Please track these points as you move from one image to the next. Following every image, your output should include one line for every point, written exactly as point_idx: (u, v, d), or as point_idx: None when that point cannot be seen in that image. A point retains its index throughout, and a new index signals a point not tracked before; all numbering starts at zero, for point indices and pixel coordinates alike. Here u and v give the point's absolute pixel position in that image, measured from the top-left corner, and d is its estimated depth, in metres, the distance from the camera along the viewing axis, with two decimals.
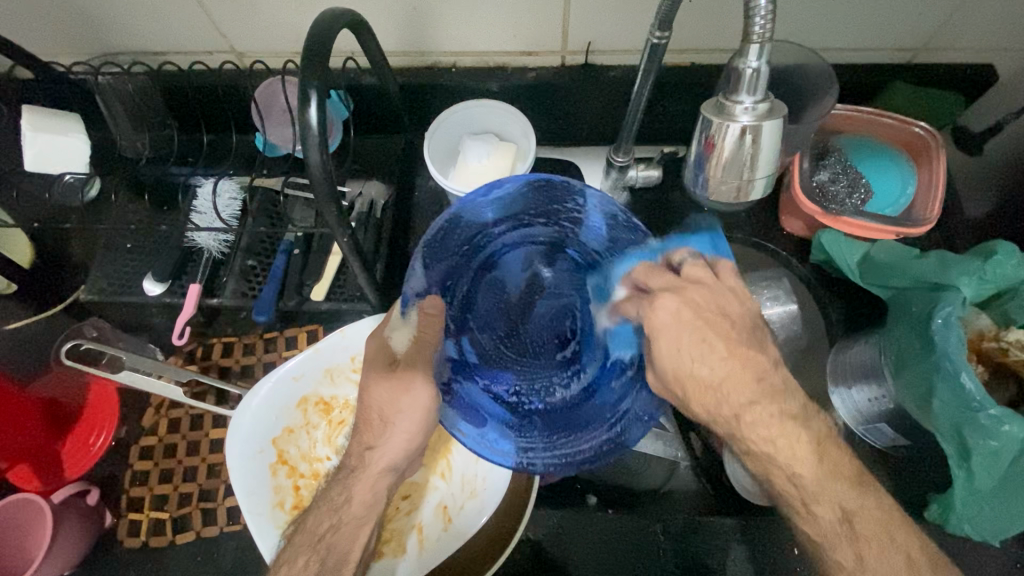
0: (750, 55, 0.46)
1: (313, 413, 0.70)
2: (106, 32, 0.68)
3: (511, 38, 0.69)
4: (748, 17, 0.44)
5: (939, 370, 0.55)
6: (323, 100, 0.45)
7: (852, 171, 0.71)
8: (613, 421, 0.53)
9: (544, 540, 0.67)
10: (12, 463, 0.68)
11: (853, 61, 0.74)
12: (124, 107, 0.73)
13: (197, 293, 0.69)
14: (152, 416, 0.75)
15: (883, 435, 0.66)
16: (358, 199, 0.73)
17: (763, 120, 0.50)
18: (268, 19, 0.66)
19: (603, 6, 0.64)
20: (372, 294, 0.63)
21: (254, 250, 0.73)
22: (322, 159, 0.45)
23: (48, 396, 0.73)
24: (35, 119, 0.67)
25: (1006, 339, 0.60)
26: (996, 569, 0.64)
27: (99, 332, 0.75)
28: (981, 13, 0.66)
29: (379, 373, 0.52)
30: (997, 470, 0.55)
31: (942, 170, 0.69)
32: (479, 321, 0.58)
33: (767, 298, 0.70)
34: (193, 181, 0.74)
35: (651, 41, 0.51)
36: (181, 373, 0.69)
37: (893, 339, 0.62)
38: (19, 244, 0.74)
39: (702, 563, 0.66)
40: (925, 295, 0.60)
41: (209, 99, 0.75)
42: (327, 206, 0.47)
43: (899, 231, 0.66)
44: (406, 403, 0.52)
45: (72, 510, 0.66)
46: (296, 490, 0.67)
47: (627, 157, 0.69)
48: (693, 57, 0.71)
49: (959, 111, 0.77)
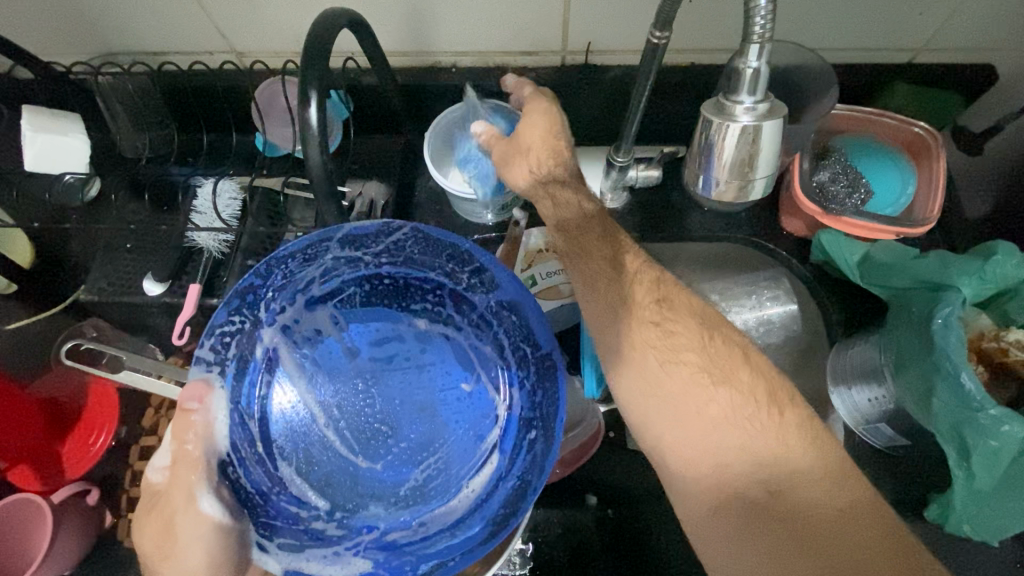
0: (749, 55, 0.46)
1: None
2: (107, 33, 0.69)
3: (512, 38, 0.69)
4: (748, 17, 0.43)
5: (938, 370, 0.55)
6: (323, 100, 0.45)
7: (852, 171, 0.71)
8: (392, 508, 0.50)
9: (545, 538, 0.68)
10: (13, 463, 0.69)
11: (853, 62, 0.73)
12: (124, 106, 0.73)
13: (197, 293, 0.69)
14: (153, 415, 0.76)
15: (882, 435, 0.66)
16: (358, 199, 0.74)
17: (763, 121, 0.50)
18: (267, 18, 0.66)
19: (604, 6, 0.64)
20: None
21: (253, 250, 0.72)
22: (322, 159, 0.45)
23: (47, 396, 0.73)
24: (33, 118, 0.67)
25: (1006, 339, 0.60)
26: (997, 569, 0.64)
27: (98, 332, 0.76)
28: (981, 13, 0.66)
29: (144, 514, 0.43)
30: (996, 470, 0.54)
31: (942, 170, 0.69)
32: (320, 395, 0.51)
33: (767, 299, 0.73)
34: (193, 181, 0.74)
35: (651, 41, 0.51)
36: (182, 373, 0.68)
37: (893, 338, 0.62)
38: (19, 245, 0.74)
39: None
40: (926, 295, 0.60)
41: (210, 100, 0.75)
42: (326, 206, 0.48)
43: (899, 230, 0.66)
44: (180, 552, 0.42)
45: (71, 510, 0.66)
46: None
47: (627, 158, 0.68)
48: (694, 57, 0.71)
49: (959, 110, 0.78)
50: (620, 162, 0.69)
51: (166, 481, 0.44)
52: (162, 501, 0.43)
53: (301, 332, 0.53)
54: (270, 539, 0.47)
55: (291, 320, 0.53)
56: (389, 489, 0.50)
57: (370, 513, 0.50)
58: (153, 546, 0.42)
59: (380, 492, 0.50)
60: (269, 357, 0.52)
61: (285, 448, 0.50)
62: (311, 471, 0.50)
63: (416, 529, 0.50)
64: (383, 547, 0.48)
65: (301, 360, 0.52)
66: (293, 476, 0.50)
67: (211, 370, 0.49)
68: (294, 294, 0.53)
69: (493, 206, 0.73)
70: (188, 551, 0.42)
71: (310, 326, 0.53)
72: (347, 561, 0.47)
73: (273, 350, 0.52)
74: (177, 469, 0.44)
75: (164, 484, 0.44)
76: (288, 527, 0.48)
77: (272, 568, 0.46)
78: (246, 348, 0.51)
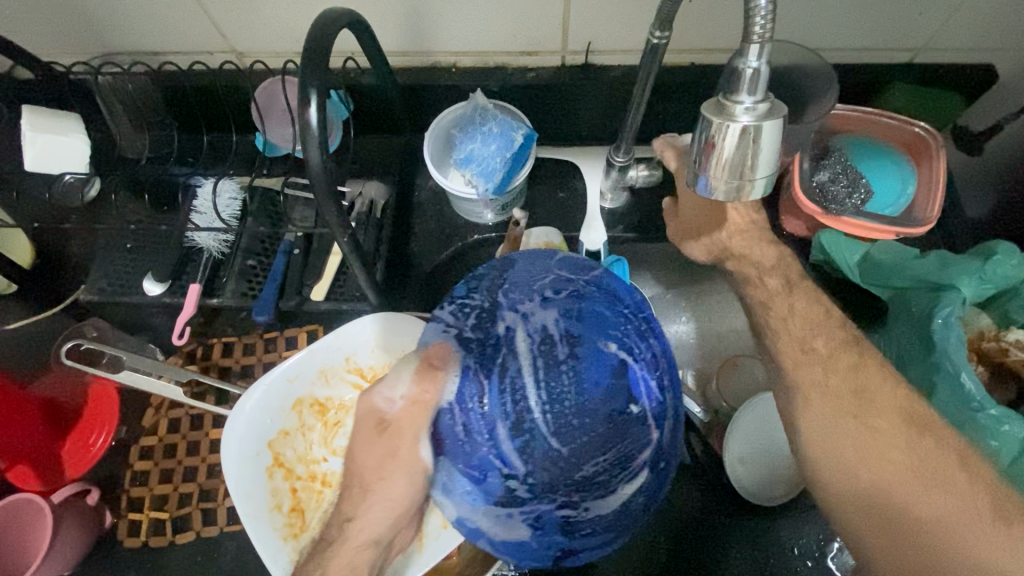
0: (749, 55, 0.44)
1: (307, 414, 0.67)
2: (107, 33, 0.69)
3: (511, 38, 0.69)
4: (748, 17, 0.43)
5: (939, 370, 0.55)
6: (323, 100, 0.45)
7: (852, 171, 0.71)
8: (568, 486, 0.55)
9: None
10: (12, 463, 0.68)
11: (853, 62, 0.73)
12: (124, 106, 0.74)
13: (197, 293, 0.69)
14: (152, 416, 0.75)
15: None
16: (358, 199, 0.73)
17: (765, 122, 0.47)
18: (268, 18, 0.66)
19: (603, 6, 0.64)
20: (372, 295, 0.63)
21: (254, 250, 0.73)
22: (322, 159, 0.45)
23: (49, 396, 0.73)
24: (34, 118, 0.66)
25: (1006, 339, 0.60)
26: None
27: (99, 332, 0.74)
28: (980, 13, 0.66)
29: (370, 436, 0.46)
30: None
31: (942, 170, 0.69)
32: (502, 370, 0.58)
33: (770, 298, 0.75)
34: (193, 181, 0.74)
35: (651, 41, 0.51)
36: (181, 373, 0.69)
37: (895, 338, 0.62)
38: (19, 244, 0.75)
39: (720, 538, 0.67)
40: (926, 294, 0.60)
41: (209, 100, 0.75)
42: (327, 207, 0.48)
43: (899, 230, 0.65)
44: (392, 472, 0.46)
45: (71, 510, 0.66)
46: (293, 492, 0.65)
47: (627, 158, 0.68)
48: (693, 57, 0.71)
49: (958, 110, 0.78)
50: (620, 162, 0.69)
51: (398, 412, 0.47)
52: (408, 414, 0.47)
53: (529, 327, 0.59)
54: (453, 498, 0.53)
55: (541, 319, 0.59)
56: (556, 463, 0.56)
57: (534, 481, 0.55)
58: (371, 461, 0.46)
59: (552, 465, 0.56)
60: (541, 337, 0.59)
61: (504, 412, 0.57)
62: (507, 443, 0.56)
63: (580, 512, 0.54)
64: (538, 518, 0.54)
65: (529, 343, 0.59)
66: (536, 429, 0.57)
67: (447, 335, 0.55)
68: (532, 293, 0.60)
69: (492, 205, 0.73)
70: (395, 471, 0.46)
71: (527, 315, 0.59)
72: (513, 526, 0.54)
73: (511, 327, 0.59)
74: (411, 407, 0.47)
75: (398, 415, 0.47)
76: (464, 474, 0.54)
77: (450, 513, 0.54)
78: (489, 333, 0.58)
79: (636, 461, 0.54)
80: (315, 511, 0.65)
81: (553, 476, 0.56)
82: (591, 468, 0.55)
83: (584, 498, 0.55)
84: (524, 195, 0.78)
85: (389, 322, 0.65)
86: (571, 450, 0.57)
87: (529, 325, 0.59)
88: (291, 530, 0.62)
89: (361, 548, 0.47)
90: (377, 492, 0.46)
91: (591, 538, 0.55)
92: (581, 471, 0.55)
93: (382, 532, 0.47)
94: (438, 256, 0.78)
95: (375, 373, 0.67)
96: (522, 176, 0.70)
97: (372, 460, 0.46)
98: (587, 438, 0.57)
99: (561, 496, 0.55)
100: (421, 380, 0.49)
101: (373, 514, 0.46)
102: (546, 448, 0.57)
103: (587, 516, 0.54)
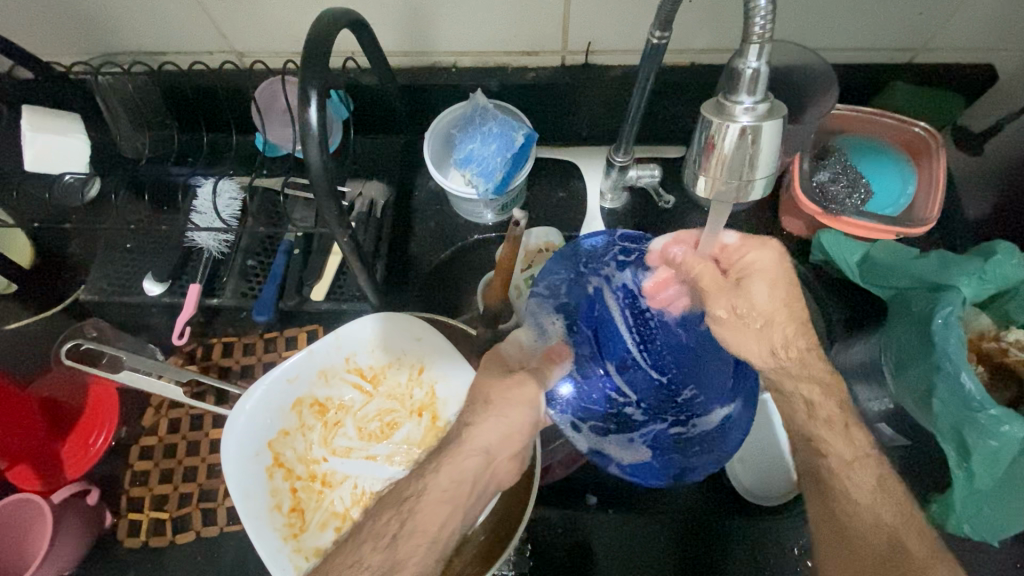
0: (749, 55, 0.44)
1: (308, 414, 0.67)
2: (107, 33, 0.69)
3: (511, 38, 0.69)
4: (748, 17, 0.43)
5: (939, 370, 0.55)
6: (323, 100, 0.45)
7: (852, 171, 0.71)
8: (677, 415, 0.61)
9: (544, 537, 0.68)
10: (13, 463, 0.69)
11: (852, 62, 0.73)
12: (125, 107, 0.73)
13: (197, 293, 0.69)
14: (152, 416, 0.75)
15: (882, 436, 0.67)
16: (358, 199, 0.73)
17: (764, 121, 0.47)
18: (268, 18, 0.66)
19: (603, 7, 0.64)
20: (373, 293, 0.64)
21: (254, 250, 0.73)
22: (322, 158, 0.45)
23: (48, 396, 0.73)
24: (33, 117, 0.67)
25: (1006, 339, 0.60)
26: (997, 569, 0.64)
27: (99, 332, 0.75)
28: (981, 13, 0.66)
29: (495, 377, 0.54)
30: (998, 470, 0.54)
31: (942, 170, 0.69)
32: (598, 323, 0.65)
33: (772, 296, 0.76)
34: (193, 181, 0.75)
35: (651, 41, 0.51)
36: (181, 373, 0.69)
37: (894, 339, 0.62)
38: (19, 245, 0.75)
39: (721, 540, 0.67)
40: (925, 294, 0.60)
41: (209, 100, 0.76)
42: (327, 206, 0.48)
43: (899, 230, 0.65)
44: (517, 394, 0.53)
45: (72, 510, 0.66)
46: (293, 492, 0.64)
47: (627, 157, 0.68)
48: (693, 57, 0.71)
49: (958, 110, 0.78)
50: (620, 162, 0.69)
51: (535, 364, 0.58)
52: (537, 371, 0.57)
53: (622, 289, 0.65)
54: (580, 426, 0.59)
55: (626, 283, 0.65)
56: (662, 400, 0.62)
57: (640, 411, 0.61)
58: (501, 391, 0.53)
59: (655, 400, 0.63)
60: (631, 297, 0.65)
61: (601, 361, 0.63)
62: (615, 380, 0.63)
63: (690, 428, 0.60)
64: (658, 444, 0.59)
65: (624, 304, 0.65)
66: (640, 379, 0.63)
67: (547, 300, 0.63)
68: (612, 261, 0.65)
69: (492, 205, 0.73)
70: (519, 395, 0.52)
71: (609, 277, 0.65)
72: (637, 450, 0.58)
73: (603, 288, 0.65)
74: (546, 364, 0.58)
75: (533, 365, 0.57)
76: (594, 417, 0.60)
77: (583, 445, 0.58)
78: (587, 295, 0.65)
79: (715, 381, 0.61)
80: (315, 511, 0.64)
81: (660, 407, 0.62)
82: (697, 400, 0.61)
83: (687, 422, 0.60)
84: (524, 195, 0.79)
85: (388, 322, 0.65)
86: (668, 387, 0.63)
87: (614, 283, 0.65)
88: (290, 530, 0.62)
89: (473, 455, 0.50)
90: (498, 406, 0.52)
91: (704, 454, 0.57)
92: (671, 399, 0.62)
93: (494, 444, 0.51)
94: (438, 255, 0.78)
95: (375, 372, 0.68)
96: (523, 175, 0.70)
97: (501, 382, 0.53)
98: (674, 377, 0.64)
99: (673, 423, 0.60)
100: (548, 355, 0.59)
101: (490, 423, 0.51)
102: (642, 385, 0.63)
103: (695, 442, 0.59)
